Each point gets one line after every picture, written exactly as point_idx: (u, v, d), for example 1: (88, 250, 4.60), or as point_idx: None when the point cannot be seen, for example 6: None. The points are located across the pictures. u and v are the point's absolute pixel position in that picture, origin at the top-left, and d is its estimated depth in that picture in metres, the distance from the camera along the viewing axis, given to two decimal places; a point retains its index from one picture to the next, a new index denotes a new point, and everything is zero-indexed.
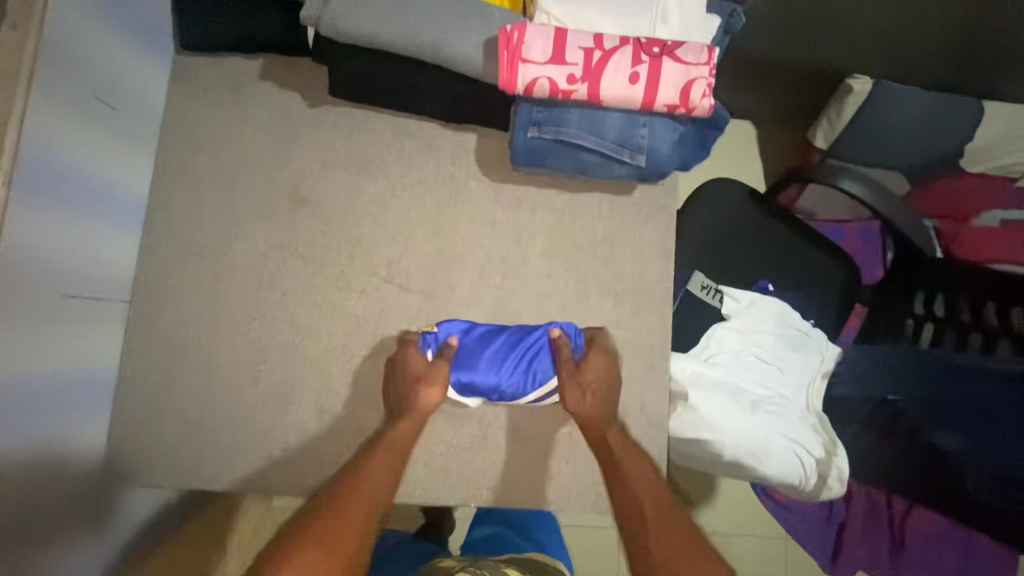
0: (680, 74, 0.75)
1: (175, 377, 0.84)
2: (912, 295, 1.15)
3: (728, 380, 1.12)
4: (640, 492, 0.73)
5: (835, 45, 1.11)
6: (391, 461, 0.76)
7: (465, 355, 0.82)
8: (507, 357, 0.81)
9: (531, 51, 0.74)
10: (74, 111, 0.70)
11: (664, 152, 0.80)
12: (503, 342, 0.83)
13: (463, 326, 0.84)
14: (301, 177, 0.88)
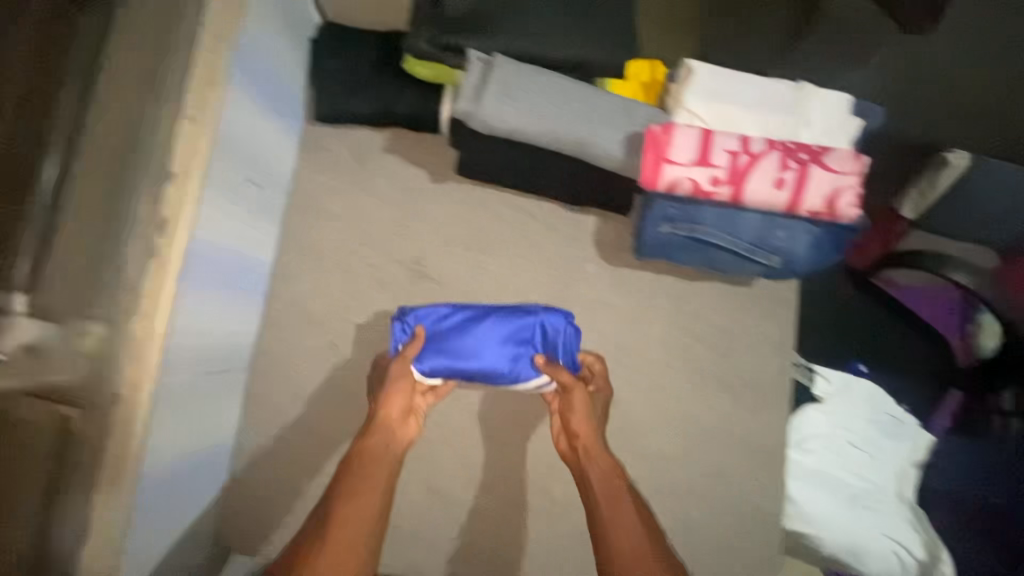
0: (827, 182, 0.74)
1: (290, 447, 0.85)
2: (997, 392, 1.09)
3: (824, 468, 1.09)
4: (630, 521, 0.63)
5: None
6: (382, 467, 0.69)
7: (443, 339, 0.75)
8: (493, 342, 0.75)
9: (677, 151, 0.73)
10: (227, 194, 0.70)
11: (799, 255, 0.79)
12: (487, 329, 0.75)
13: (440, 314, 0.77)
14: (423, 252, 0.88)
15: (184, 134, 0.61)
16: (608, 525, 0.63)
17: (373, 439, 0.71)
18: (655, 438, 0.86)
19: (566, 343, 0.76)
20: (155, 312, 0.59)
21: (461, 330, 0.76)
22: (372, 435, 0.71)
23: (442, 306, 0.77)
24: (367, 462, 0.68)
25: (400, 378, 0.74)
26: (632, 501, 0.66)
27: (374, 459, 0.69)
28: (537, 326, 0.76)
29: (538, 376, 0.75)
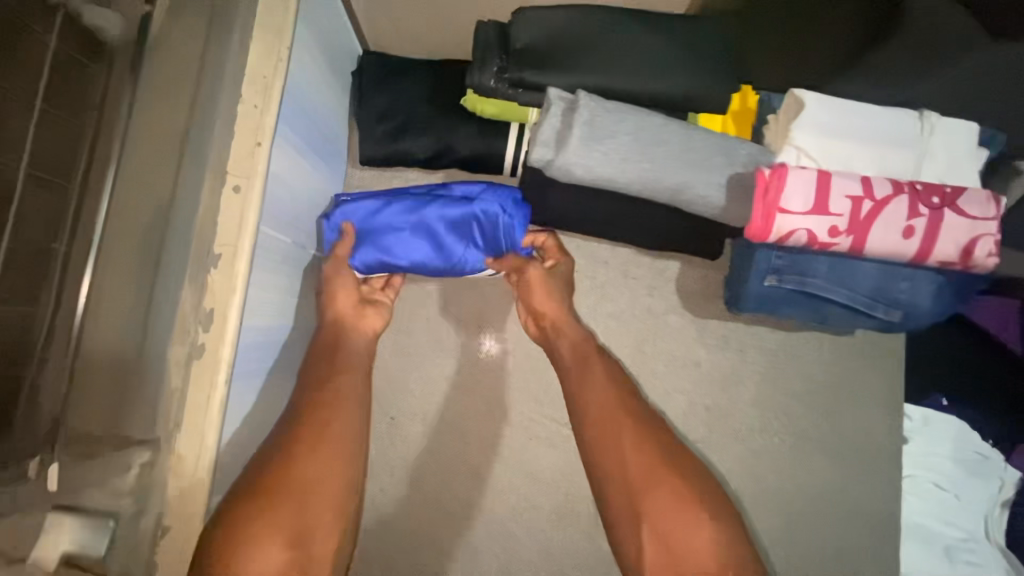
0: (964, 228, 0.64)
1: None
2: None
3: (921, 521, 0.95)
4: (609, 387, 0.64)
5: None
6: (346, 358, 0.65)
7: (375, 233, 0.71)
8: (429, 233, 0.72)
9: (792, 199, 0.63)
10: (272, 267, 0.60)
11: (923, 307, 0.70)
12: (421, 220, 0.71)
13: (371, 208, 0.71)
14: (484, 307, 0.80)
15: (229, 207, 0.52)
16: (597, 384, 0.64)
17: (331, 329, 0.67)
18: (754, 511, 0.76)
19: (509, 229, 0.72)
20: (205, 426, 0.49)
21: (410, 212, 0.72)
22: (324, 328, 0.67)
23: (370, 202, 0.71)
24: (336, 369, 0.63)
25: (337, 278, 0.69)
26: (605, 370, 0.66)
27: (347, 349, 0.66)
28: (476, 212, 0.72)
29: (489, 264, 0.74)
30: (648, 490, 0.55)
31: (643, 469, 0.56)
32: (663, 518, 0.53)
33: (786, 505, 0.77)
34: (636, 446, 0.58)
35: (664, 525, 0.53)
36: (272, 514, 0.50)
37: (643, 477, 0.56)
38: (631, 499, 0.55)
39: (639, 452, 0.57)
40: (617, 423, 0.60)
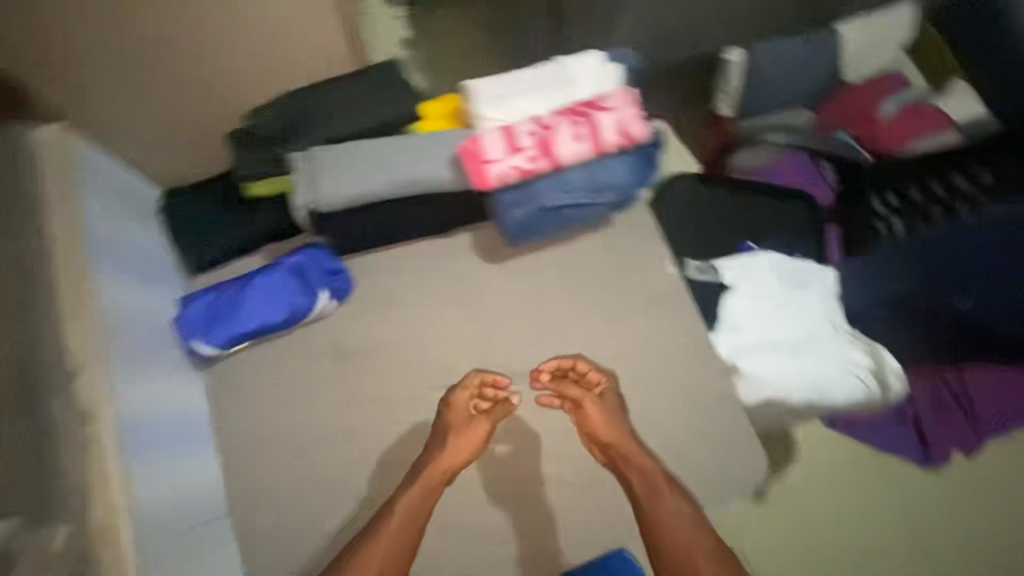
0: (614, 118, 0.89)
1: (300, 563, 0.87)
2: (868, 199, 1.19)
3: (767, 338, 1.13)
4: (680, 525, 0.79)
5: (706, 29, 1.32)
6: (411, 528, 0.81)
7: (223, 317, 0.88)
8: (262, 300, 0.88)
9: (491, 151, 0.86)
10: (136, 367, 0.75)
11: (629, 181, 0.93)
12: (254, 294, 0.89)
13: (212, 301, 0.89)
14: (340, 334, 0.96)
15: (76, 331, 0.68)
16: (675, 516, 0.80)
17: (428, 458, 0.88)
18: (599, 381, 0.96)
19: (321, 271, 0.90)
20: (112, 490, 0.64)
21: (242, 291, 0.89)
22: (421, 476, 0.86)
23: (206, 296, 0.89)
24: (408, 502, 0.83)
25: (455, 458, 0.88)
26: (673, 498, 0.82)
27: (432, 493, 0.85)
28: (291, 271, 0.89)
29: (317, 299, 0.90)
30: None
31: None
32: None
33: (623, 366, 0.97)
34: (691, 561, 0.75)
35: None
36: None
37: None
38: None
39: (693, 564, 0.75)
40: (675, 547, 0.77)
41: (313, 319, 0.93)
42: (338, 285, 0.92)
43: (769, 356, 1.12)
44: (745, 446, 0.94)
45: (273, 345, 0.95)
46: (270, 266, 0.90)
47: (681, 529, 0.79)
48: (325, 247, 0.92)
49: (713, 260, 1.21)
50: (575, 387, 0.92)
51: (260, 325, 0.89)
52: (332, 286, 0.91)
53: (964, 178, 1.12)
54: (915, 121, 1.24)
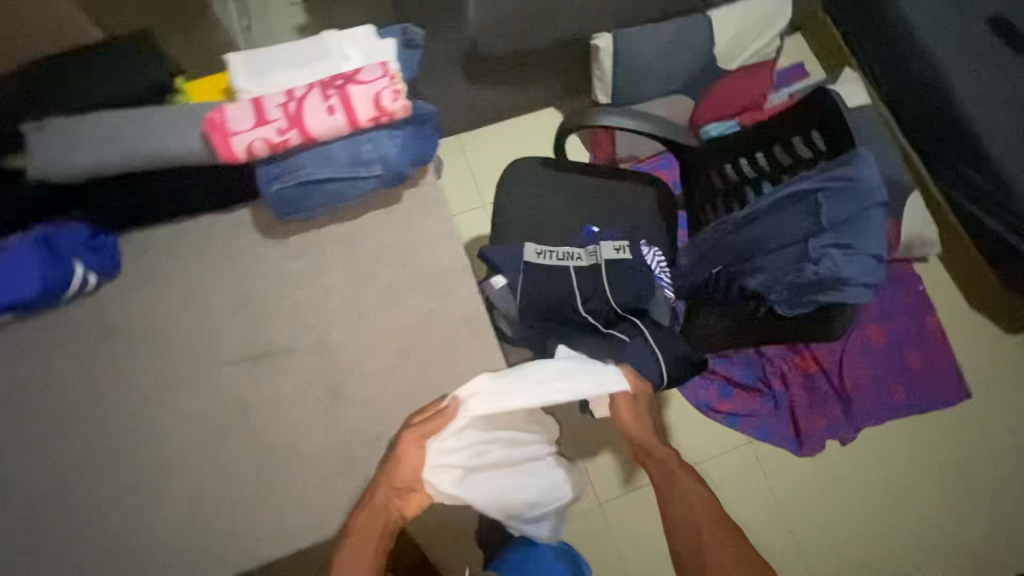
0: (367, 92, 0.88)
1: (41, 551, 0.85)
2: (703, 177, 1.22)
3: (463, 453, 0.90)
4: (692, 503, 0.94)
5: (545, 23, 1.50)
6: (387, 498, 0.86)
7: None
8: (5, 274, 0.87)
9: (237, 125, 0.86)
10: None
11: (394, 156, 0.93)
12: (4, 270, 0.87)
13: None
14: (106, 309, 0.94)
15: None
16: (682, 502, 0.94)
17: (353, 548, 0.83)
18: (370, 355, 0.95)
19: (70, 248, 0.89)
20: None
21: None
22: (354, 534, 0.84)
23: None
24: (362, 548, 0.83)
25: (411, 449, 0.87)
26: (685, 480, 0.97)
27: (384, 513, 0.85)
28: (36, 242, 0.88)
29: (76, 272, 0.90)
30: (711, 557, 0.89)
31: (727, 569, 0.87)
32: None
33: (395, 343, 0.96)
34: (716, 549, 0.89)
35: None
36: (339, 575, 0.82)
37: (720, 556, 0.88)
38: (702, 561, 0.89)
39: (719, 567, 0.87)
40: (698, 547, 0.90)
41: (73, 299, 0.93)
42: (88, 257, 0.91)
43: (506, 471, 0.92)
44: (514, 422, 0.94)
45: (37, 314, 0.93)
46: (28, 237, 0.88)
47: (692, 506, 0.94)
48: (88, 223, 0.92)
49: (558, 248, 1.34)
50: (412, 425, 0.89)
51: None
52: (76, 260, 0.90)
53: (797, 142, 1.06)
54: (758, 74, 1.78)
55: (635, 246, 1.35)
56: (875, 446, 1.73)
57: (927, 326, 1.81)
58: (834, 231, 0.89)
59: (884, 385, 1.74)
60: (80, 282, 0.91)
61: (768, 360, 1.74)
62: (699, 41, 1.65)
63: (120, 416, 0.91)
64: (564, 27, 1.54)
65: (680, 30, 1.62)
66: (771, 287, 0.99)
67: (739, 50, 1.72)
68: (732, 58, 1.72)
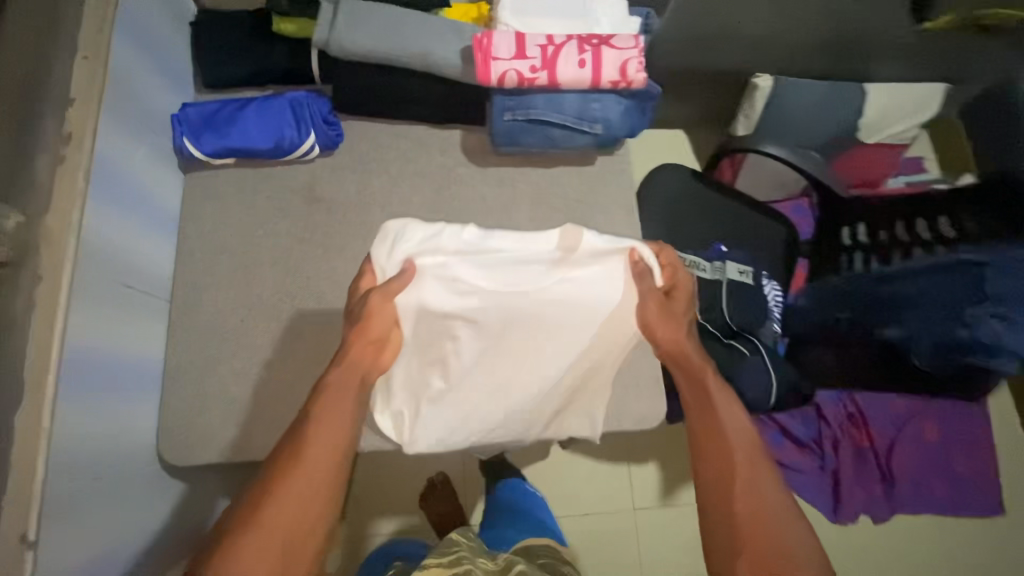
0: (617, 57, 0.95)
1: (206, 376, 0.90)
2: (841, 228, 1.31)
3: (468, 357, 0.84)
4: (734, 430, 0.75)
5: (726, 49, 1.57)
6: (355, 373, 0.73)
7: (208, 125, 0.95)
8: (254, 124, 0.95)
9: (499, 51, 0.93)
10: (130, 135, 0.84)
11: (615, 121, 1.00)
12: (251, 118, 0.95)
13: (209, 112, 0.95)
14: (314, 179, 1.01)
15: (80, 68, 0.75)
16: (725, 425, 0.75)
17: (321, 407, 0.70)
18: None
19: (310, 116, 0.97)
20: (72, 202, 0.70)
21: (239, 111, 0.96)
22: (324, 392, 0.71)
23: (211, 104, 0.96)
24: (328, 413, 0.69)
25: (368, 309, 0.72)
26: (724, 403, 0.76)
27: (356, 379, 0.72)
28: (287, 104, 0.96)
29: (307, 137, 0.97)
30: (756, 533, 0.68)
31: (766, 529, 0.68)
32: (794, 548, 0.67)
33: None
34: (749, 495, 0.70)
35: (792, 550, 0.67)
36: (292, 485, 0.65)
37: (776, 506, 0.69)
38: (749, 526, 0.68)
39: (764, 517, 0.69)
40: (759, 517, 0.69)
41: (291, 161, 1.00)
42: (319, 129, 0.98)
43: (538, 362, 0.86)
44: (651, 390, 1.00)
45: (253, 164, 1.00)
46: (280, 97, 0.97)
47: (742, 434, 0.74)
48: (327, 99, 1.00)
49: (687, 254, 1.41)
50: (373, 296, 0.71)
51: (235, 142, 0.95)
52: (312, 129, 0.97)
53: (953, 219, 1.17)
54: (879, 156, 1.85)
55: (757, 275, 1.42)
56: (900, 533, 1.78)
57: (981, 435, 1.83)
58: (998, 301, 0.98)
59: (930, 479, 1.77)
60: (305, 148, 0.98)
61: (826, 422, 1.78)
62: (854, 102, 1.68)
63: (301, 276, 0.97)
64: (738, 57, 1.60)
65: (838, 87, 1.66)
66: (912, 340, 1.10)
67: (883, 125, 1.75)
68: (874, 131, 1.76)
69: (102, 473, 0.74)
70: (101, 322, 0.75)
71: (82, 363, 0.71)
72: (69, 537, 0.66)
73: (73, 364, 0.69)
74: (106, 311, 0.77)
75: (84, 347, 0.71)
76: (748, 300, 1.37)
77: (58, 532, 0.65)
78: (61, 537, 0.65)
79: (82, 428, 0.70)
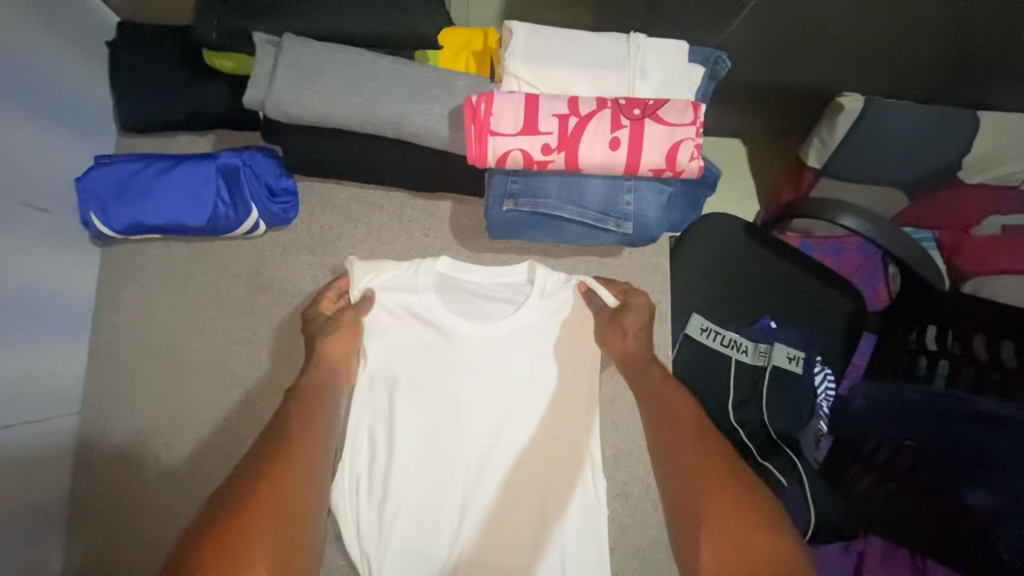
0: (664, 137, 0.68)
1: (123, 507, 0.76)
2: (926, 327, 1.06)
3: (413, 454, 0.78)
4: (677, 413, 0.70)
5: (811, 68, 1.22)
6: (320, 395, 0.72)
7: (120, 195, 0.73)
8: (178, 196, 0.74)
9: (500, 124, 0.67)
10: (7, 229, 0.64)
11: (652, 218, 0.74)
12: (175, 187, 0.74)
13: (121, 176, 0.74)
14: (261, 259, 0.80)
15: None
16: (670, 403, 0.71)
17: (302, 396, 0.71)
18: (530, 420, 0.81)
19: (251, 188, 0.74)
20: None
21: (160, 177, 0.74)
22: (294, 406, 0.69)
23: (126, 163, 0.74)
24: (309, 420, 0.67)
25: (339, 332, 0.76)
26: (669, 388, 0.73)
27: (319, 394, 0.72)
28: (220, 171, 0.74)
29: (247, 216, 0.76)
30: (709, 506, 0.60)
31: (717, 499, 0.59)
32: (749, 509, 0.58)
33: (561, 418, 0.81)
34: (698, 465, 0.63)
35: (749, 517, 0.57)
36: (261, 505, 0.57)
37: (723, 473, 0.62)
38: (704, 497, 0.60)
39: (717, 492, 0.60)
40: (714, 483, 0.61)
41: (232, 238, 0.79)
42: (264, 202, 0.76)
43: (505, 433, 0.79)
44: (659, 556, 0.81)
45: (185, 238, 0.79)
46: (214, 159, 0.74)
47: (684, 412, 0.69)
48: (276, 161, 0.77)
49: (726, 330, 1.18)
50: (345, 314, 0.76)
51: (155, 218, 0.74)
52: (254, 204, 0.75)
53: None
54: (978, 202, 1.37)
55: (809, 362, 1.18)
56: None
57: None
58: None
59: None
60: (247, 225, 0.77)
61: None
62: (962, 134, 1.27)
63: (239, 383, 0.79)
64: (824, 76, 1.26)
65: (943, 112, 1.25)
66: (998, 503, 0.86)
67: (993, 164, 1.32)
68: (977, 171, 1.33)
69: None
70: None
71: None
72: None
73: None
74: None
75: None
76: (795, 395, 1.15)
77: None
78: None
79: None
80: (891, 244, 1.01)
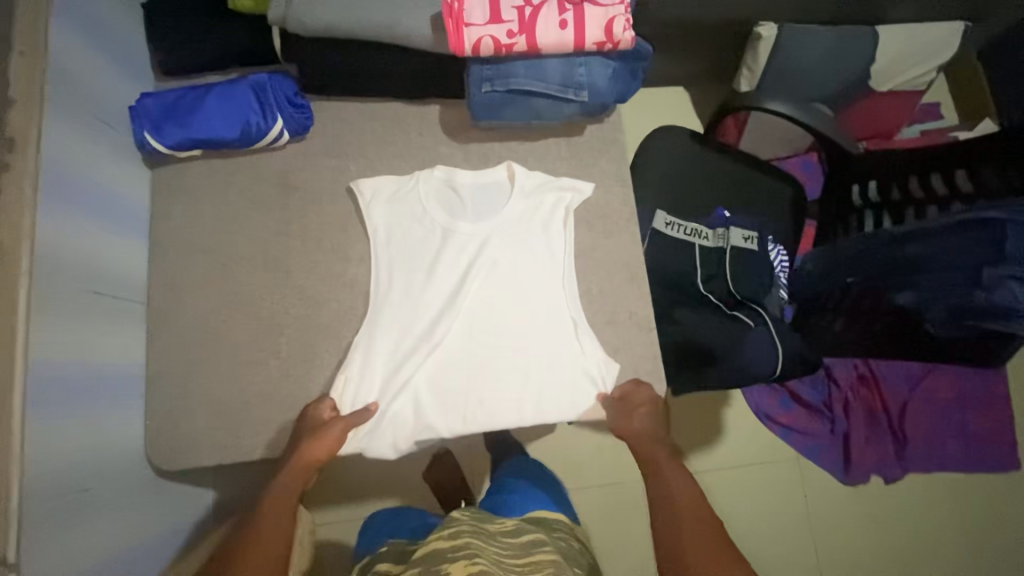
0: (601, 15, 0.86)
1: (190, 378, 0.89)
2: (852, 187, 1.24)
3: (428, 307, 0.93)
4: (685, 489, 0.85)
5: None
6: (296, 486, 0.83)
7: (168, 116, 0.89)
8: (215, 112, 0.90)
9: (472, 16, 0.85)
10: (88, 134, 0.80)
11: (602, 87, 0.93)
12: (213, 105, 0.90)
13: (168, 102, 0.90)
14: (287, 167, 0.96)
15: (19, 65, 0.70)
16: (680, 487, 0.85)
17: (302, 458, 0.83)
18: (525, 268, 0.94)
19: (277, 101, 0.91)
20: (19, 213, 0.67)
21: (200, 100, 0.90)
22: (269, 502, 0.82)
23: (170, 92, 0.91)
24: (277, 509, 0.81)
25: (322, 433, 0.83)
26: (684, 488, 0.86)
27: (285, 500, 0.82)
28: (250, 89, 0.90)
29: (274, 124, 0.91)
30: None
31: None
32: None
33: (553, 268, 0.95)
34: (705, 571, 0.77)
35: None
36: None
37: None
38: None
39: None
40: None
41: (260, 149, 0.95)
42: (287, 112, 0.92)
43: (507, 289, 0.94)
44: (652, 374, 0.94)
45: (221, 154, 0.95)
46: (244, 82, 0.91)
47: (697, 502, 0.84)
48: (293, 80, 0.94)
49: (688, 222, 1.35)
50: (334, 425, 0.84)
51: (197, 132, 0.89)
52: (278, 115, 0.91)
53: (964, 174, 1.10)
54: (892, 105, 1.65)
55: (762, 240, 1.35)
56: (942, 508, 1.64)
57: (997, 390, 1.64)
58: (1013, 261, 0.88)
59: (950, 441, 1.61)
60: (273, 135, 0.92)
61: (837, 384, 1.65)
62: (866, 44, 1.46)
63: (279, 270, 0.93)
64: None
65: (844, 29, 1.44)
66: (926, 306, 1.02)
67: (895, 74, 1.55)
68: (884, 80, 1.56)
69: (81, 486, 0.74)
70: (71, 334, 0.73)
71: (50, 379, 0.69)
72: (47, 553, 0.66)
73: (40, 384, 0.67)
74: (76, 322, 0.75)
75: (54, 362, 0.70)
76: (754, 266, 1.32)
77: (34, 548, 0.64)
78: (37, 553, 0.65)
79: (53, 446, 0.69)
80: (814, 122, 1.13)
